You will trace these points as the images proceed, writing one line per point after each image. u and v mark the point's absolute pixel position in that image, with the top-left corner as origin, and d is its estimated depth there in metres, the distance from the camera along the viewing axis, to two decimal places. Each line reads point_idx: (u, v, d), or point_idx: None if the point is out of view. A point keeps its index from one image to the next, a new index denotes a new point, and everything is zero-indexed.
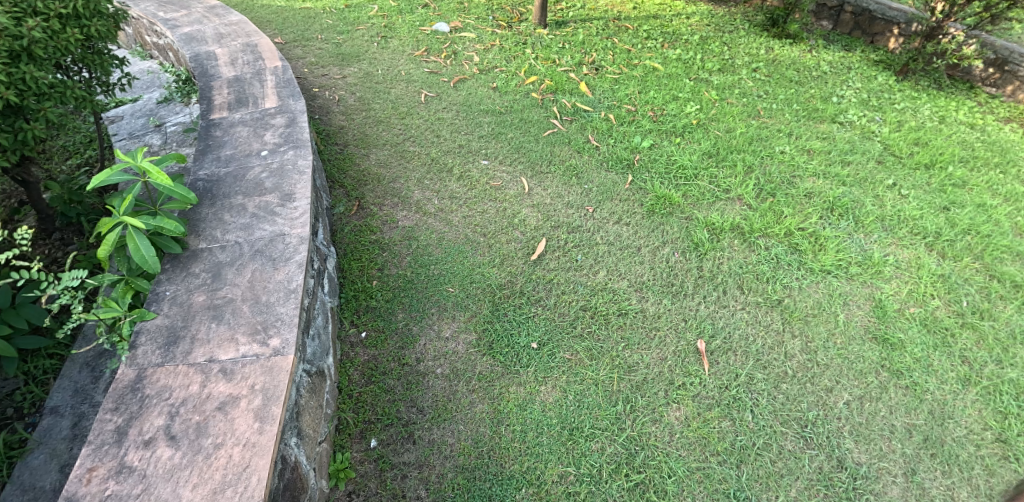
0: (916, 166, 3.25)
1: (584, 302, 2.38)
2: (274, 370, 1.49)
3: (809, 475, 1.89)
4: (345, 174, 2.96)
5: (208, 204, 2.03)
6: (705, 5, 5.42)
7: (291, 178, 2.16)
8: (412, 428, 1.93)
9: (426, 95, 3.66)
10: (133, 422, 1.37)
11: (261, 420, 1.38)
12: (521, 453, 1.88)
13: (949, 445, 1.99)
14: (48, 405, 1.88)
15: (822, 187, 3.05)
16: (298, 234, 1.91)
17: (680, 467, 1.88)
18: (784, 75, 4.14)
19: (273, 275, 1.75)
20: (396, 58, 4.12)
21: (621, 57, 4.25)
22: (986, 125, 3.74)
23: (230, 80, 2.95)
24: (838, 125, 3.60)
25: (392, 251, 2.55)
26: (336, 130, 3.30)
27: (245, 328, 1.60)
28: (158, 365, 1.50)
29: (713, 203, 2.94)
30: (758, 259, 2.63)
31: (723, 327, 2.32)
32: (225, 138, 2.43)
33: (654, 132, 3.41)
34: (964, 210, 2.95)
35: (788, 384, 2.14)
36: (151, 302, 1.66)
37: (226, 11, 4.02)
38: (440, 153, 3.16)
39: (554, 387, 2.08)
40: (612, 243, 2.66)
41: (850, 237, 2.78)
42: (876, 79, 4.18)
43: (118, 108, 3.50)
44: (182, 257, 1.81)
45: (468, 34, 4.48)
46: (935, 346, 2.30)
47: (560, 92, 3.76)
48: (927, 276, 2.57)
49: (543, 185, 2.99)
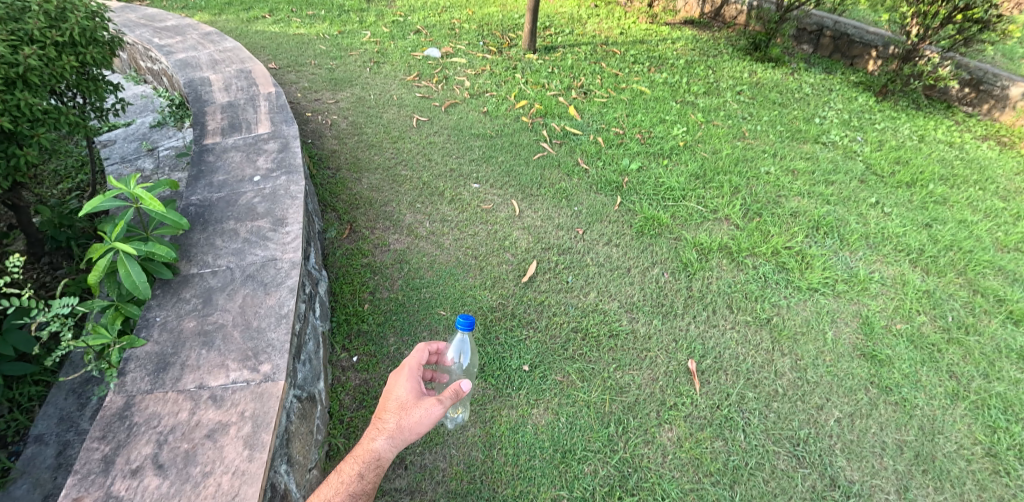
0: (898, 184, 3.33)
1: (575, 324, 2.40)
2: (265, 396, 1.48)
3: (803, 494, 1.89)
4: (338, 198, 2.99)
5: (200, 229, 2.04)
6: (689, 30, 5.58)
7: (283, 203, 2.18)
8: (404, 454, 1.92)
9: (418, 119, 3.72)
10: (120, 451, 1.35)
11: (250, 447, 1.37)
12: (514, 477, 1.87)
13: (939, 461, 2.00)
14: (32, 433, 1.85)
15: (807, 206, 3.12)
16: (290, 259, 1.92)
17: (674, 488, 1.87)
18: (768, 97, 4.25)
19: (264, 300, 1.76)
20: (389, 84, 4.19)
21: (609, 81, 4.35)
22: (964, 143, 3.84)
23: (224, 105, 2.98)
24: (821, 146, 3.69)
25: (384, 274, 2.56)
26: (328, 155, 3.34)
27: (236, 354, 1.59)
28: (147, 392, 1.49)
29: (701, 223, 2.98)
30: (746, 278, 2.67)
31: (714, 347, 2.34)
32: (218, 163, 2.46)
33: (642, 154, 3.48)
34: (945, 227, 3.01)
35: (779, 402, 2.15)
36: (141, 328, 1.65)
37: (220, 37, 4.08)
38: (432, 177, 3.19)
39: (546, 410, 2.08)
40: (602, 264, 2.70)
41: (836, 255, 2.83)
42: (856, 101, 4.30)
43: (111, 132, 3.53)
44: (173, 282, 1.82)
45: (459, 59, 4.57)
46: (922, 361, 2.33)
47: (550, 116, 3.83)
48: (913, 293, 2.62)
49: (533, 207, 3.04)
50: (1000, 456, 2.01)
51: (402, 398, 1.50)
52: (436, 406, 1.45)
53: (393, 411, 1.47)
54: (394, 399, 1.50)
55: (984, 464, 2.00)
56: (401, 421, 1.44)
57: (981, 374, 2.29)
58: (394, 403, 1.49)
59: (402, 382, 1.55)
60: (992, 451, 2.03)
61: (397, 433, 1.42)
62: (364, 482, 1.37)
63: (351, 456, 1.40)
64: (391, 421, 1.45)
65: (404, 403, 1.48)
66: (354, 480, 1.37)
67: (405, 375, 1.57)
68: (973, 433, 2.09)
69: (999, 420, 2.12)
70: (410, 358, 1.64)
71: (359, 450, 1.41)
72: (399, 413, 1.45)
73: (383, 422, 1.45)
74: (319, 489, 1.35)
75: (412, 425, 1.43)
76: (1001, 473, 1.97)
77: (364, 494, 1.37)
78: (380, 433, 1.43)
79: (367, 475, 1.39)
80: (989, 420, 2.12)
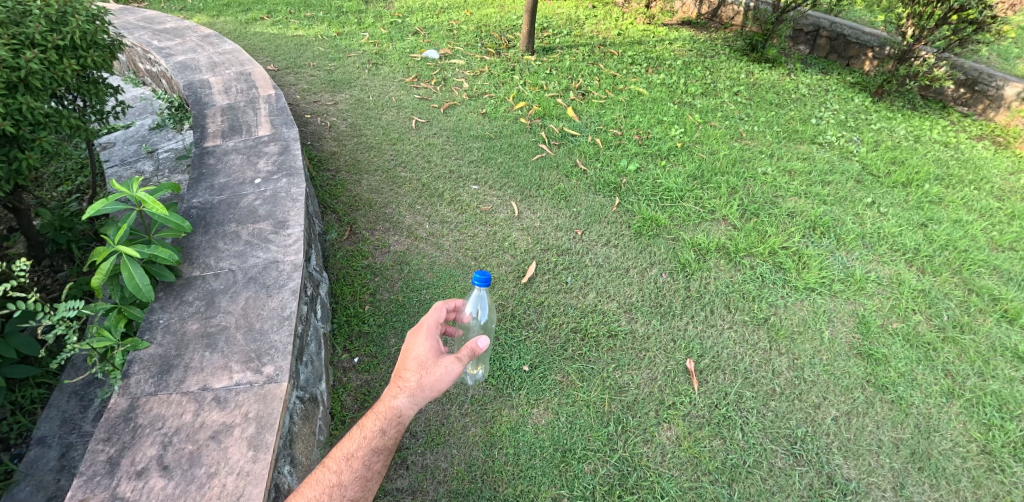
0: (893, 185, 3.36)
1: (574, 324, 2.42)
2: (268, 397, 1.50)
3: (800, 492, 1.91)
4: (338, 199, 3.00)
5: (202, 232, 2.06)
6: (687, 31, 5.61)
7: (284, 205, 2.20)
8: (405, 454, 1.94)
9: (417, 121, 3.74)
10: (125, 452, 1.37)
11: (255, 448, 1.38)
12: (515, 476, 1.89)
13: (935, 458, 2.02)
14: (35, 436, 1.86)
15: (804, 207, 3.14)
16: (292, 261, 1.94)
17: (672, 487, 1.89)
18: (764, 98, 4.28)
19: (266, 303, 1.77)
20: (387, 85, 4.20)
21: (607, 83, 4.37)
22: (960, 143, 3.87)
23: (224, 108, 2.99)
24: (817, 146, 3.71)
25: (384, 275, 2.57)
26: (328, 156, 3.35)
27: (239, 356, 1.61)
28: (151, 394, 1.50)
29: (699, 224, 3.01)
30: (743, 278, 2.69)
31: (712, 346, 2.36)
32: (219, 166, 2.47)
33: (640, 155, 3.50)
34: (941, 227, 3.04)
35: (777, 401, 2.18)
36: (144, 331, 1.67)
37: (220, 40, 4.09)
38: (431, 178, 3.21)
39: (546, 410, 2.10)
40: (601, 265, 2.71)
41: (833, 254, 2.86)
42: (852, 101, 4.33)
43: (111, 134, 3.53)
44: (175, 285, 1.83)
45: (457, 61, 4.59)
46: (918, 360, 2.35)
47: (549, 117, 3.85)
48: (908, 292, 2.64)
49: (533, 208, 3.05)
50: (995, 453, 2.04)
51: (422, 357, 1.49)
52: (456, 364, 1.47)
53: (414, 369, 1.46)
54: (413, 358, 1.49)
55: (979, 461, 2.02)
56: (423, 378, 1.44)
57: (976, 372, 2.32)
58: (414, 362, 1.48)
59: (419, 341, 1.54)
60: (987, 448, 2.06)
61: (419, 391, 1.42)
62: (386, 439, 1.37)
63: (372, 413, 1.39)
64: (412, 379, 1.44)
65: (424, 361, 1.47)
66: (376, 436, 1.36)
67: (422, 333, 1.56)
68: (968, 431, 2.11)
69: (994, 418, 2.14)
70: (426, 316, 1.62)
71: (380, 407, 1.39)
72: (420, 372, 1.45)
73: (404, 380, 1.44)
74: (341, 444, 1.35)
75: (433, 382, 1.44)
76: (995, 470, 2.00)
77: (386, 450, 1.37)
78: (402, 391, 1.42)
79: (389, 431, 1.38)
80: (984, 418, 2.15)
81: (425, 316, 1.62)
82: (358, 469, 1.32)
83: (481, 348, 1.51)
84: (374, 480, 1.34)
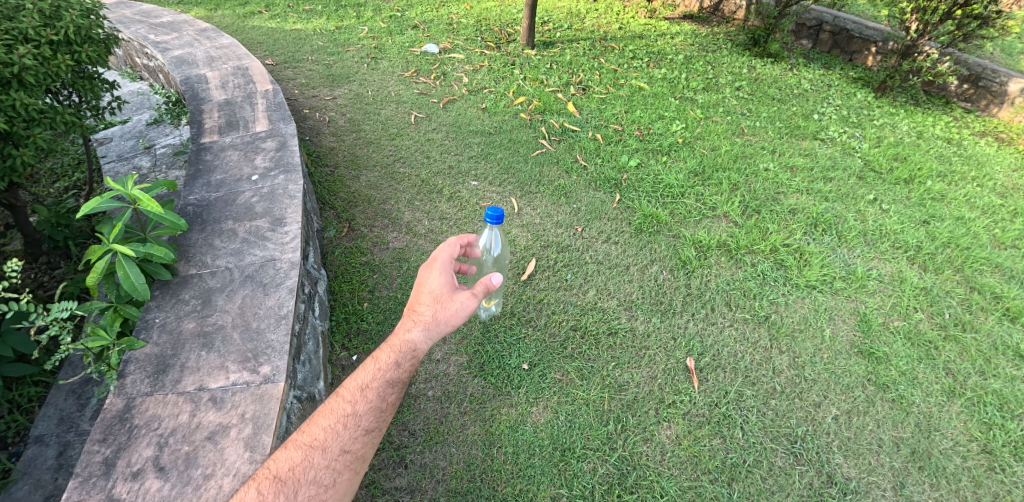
0: (896, 182, 3.33)
1: (574, 322, 2.40)
2: (265, 398, 1.48)
3: (800, 491, 1.90)
4: (336, 195, 2.98)
5: (198, 229, 2.04)
6: (688, 25, 5.56)
7: (282, 203, 2.18)
8: (404, 452, 1.93)
9: (416, 116, 3.71)
10: (121, 454, 1.36)
11: (251, 449, 1.37)
12: (514, 475, 1.88)
13: (936, 457, 2.01)
14: (32, 434, 1.85)
15: (806, 203, 3.12)
16: (289, 259, 1.92)
17: (672, 486, 1.88)
18: (766, 93, 4.24)
19: (263, 301, 1.76)
20: (386, 79, 4.16)
21: (608, 77, 4.34)
22: (963, 140, 3.84)
23: (221, 103, 2.97)
24: (819, 142, 3.68)
25: (382, 272, 2.55)
26: (326, 152, 3.33)
27: (236, 356, 1.59)
28: (147, 394, 1.49)
29: (700, 221, 2.99)
30: (744, 275, 2.67)
31: (712, 344, 2.35)
32: (215, 162, 2.45)
33: (641, 151, 3.48)
34: (943, 224, 3.02)
35: (777, 400, 2.17)
36: (140, 330, 1.65)
37: (217, 34, 4.05)
38: (430, 174, 3.19)
39: (546, 408, 2.09)
40: (601, 262, 2.70)
41: (834, 252, 2.84)
42: (855, 96, 4.30)
43: (107, 130, 3.51)
44: (172, 283, 1.81)
45: (457, 55, 4.55)
46: (919, 359, 2.34)
47: (549, 112, 3.82)
48: (910, 290, 2.63)
49: (532, 204, 3.03)
50: (995, 453, 2.04)
51: (436, 291, 1.51)
52: (471, 300, 1.51)
53: (429, 304, 1.48)
54: (428, 292, 1.51)
55: (980, 461, 2.01)
56: (438, 314, 1.47)
57: (977, 370, 2.31)
58: (428, 297, 1.50)
59: (433, 275, 1.55)
60: (988, 448, 2.05)
61: (434, 325, 1.45)
62: (401, 371, 1.38)
63: (387, 346, 1.39)
64: (426, 313, 1.47)
65: (439, 296, 1.50)
66: (391, 368, 1.36)
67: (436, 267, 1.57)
68: (969, 430, 2.10)
69: (994, 417, 2.13)
70: (438, 249, 1.62)
71: (395, 340, 1.40)
72: (435, 306, 1.48)
73: (420, 314, 1.46)
74: (354, 375, 1.33)
75: (448, 317, 1.48)
76: (996, 470, 1.99)
77: (401, 383, 1.37)
78: (417, 324, 1.44)
79: (404, 363, 1.38)
80: (985, 417, 2.14)
81: (438, 249, 1.62)
82: (373, 400, 1.31)
83: (494, 285, 1.56)
84: (388, 412, 1.34)
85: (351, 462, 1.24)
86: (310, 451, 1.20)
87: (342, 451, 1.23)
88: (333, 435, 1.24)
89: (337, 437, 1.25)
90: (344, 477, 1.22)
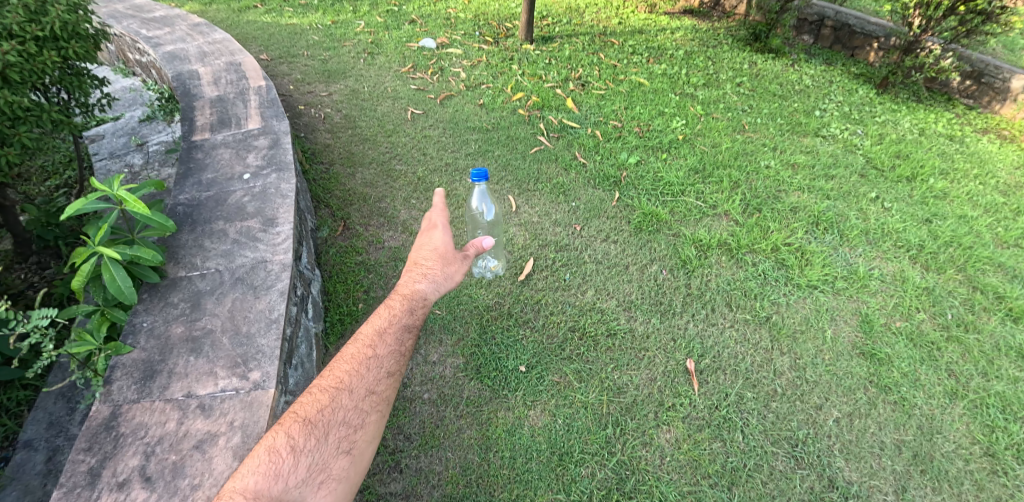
0: (898, 179, 3.29)
1: (573, 323, 2.37)
2: (254, 405, 1.45)
3: (801, 496, 1.87)
4: (331, 193, 2.93)
5: (188, 230, 2.00)
6: (688, 20, 5.50)
7: (274, 202, 2.13)
8: (399, 457, 1.90)
9: (413, 112, 3.65)
10: (107, 463, 1.33)
11: (240, 458, 1.34)
12: (510, 480, 1.85)
13: (937, 460, 1.99)
14: (20, 439, 1.82)
15: (807, 201, 3.08)
16: (281, 260, 1.88)
17: (671, 491, 1.86)
18: (768, 89, 4.20)
19: (254, 305, 1.72)
20: (383, 75, 4.11)
21: (607, 73, 4.28)
22: (965, 137, 3.80)
23: (213, 100, 2.91)
24: (821, 139, 3.64)
25: (377, 272, 2.51)
26: (321, 149, 3.28)
27: (225, 362, 1.56)
28: (134, 401, 1.47)
29: (700, 219, 2.95)
30: (745, 275, 2.63)
31: (713, 346, 2.31)
32: (207, 160, 2.40)
33: (641, 148, 3.43)
34: (945, 223, 2.98)
35: (778, 402, 2.14)
36: (127, 335, 1.63)
37: (210, 29, 3.99)
38: (427, 171, 3.14)
39: (544, 411, 2.06)
40: (600, 261, 2.66)
41: (835, 251, 2.80)
42: (857, 93, 4.25)
43: (99, 127, 3.46)
44: (160, 286, 1.78)
45: (455, 50, 4.49)
46: (921, 360, 2.31)
47: (547, 109, 3.77)
48: (912, 290, 2.59)
49: (530, 202, 2.99)
50: (999, 456, 2.01)
51: (436, 248, 1.56)
52: (468, 258, 1.58)
53: (431, 259, 1.52)
54: (428, 250, 1.55)
55: (982, 464, 1.99)
56: (441, 267, 1.51)
57: (979, 372, 2.27)
58: (430, 253, 1.54)
59: (432, 236, 1.60)
60: (990, 451, 2.02)
61: (440, 276, 1.48)
62: (416, 315, 1.36)
63: (395, 295, 1.39)
64: (429, 264, 1.50)
65: (441, 252, 1.55)
66: (404, 313, 1.35)
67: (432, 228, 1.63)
68: (971, 433, 2.07)
69: (997, 420, 2.10)
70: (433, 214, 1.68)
71: (403, 289, 1.40)
72: (438, 261, 1.52)
73: (424, 267, 1.48)
74: (369, 321, 1.30)
75: (450, 271, 1.52)
76: (998, 473, 1.96)
77: (415, 328, 1.35)
78: (423, 276, 1.45)
79: (417, 309, 1.37)
80: (987, 419, 2.11)
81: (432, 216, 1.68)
82: (392, 343, 1.28)
83: (484, 246, 1.61)
84: (409, 355, 1.30)
85: (378, 403, 1.21)
86: (335, 394, 1.17)
87: (368, 392, 1.20)
88: (356, 377, 1.21)
89: (360, 380, 1.21)
90: (374, 417, 1.19)
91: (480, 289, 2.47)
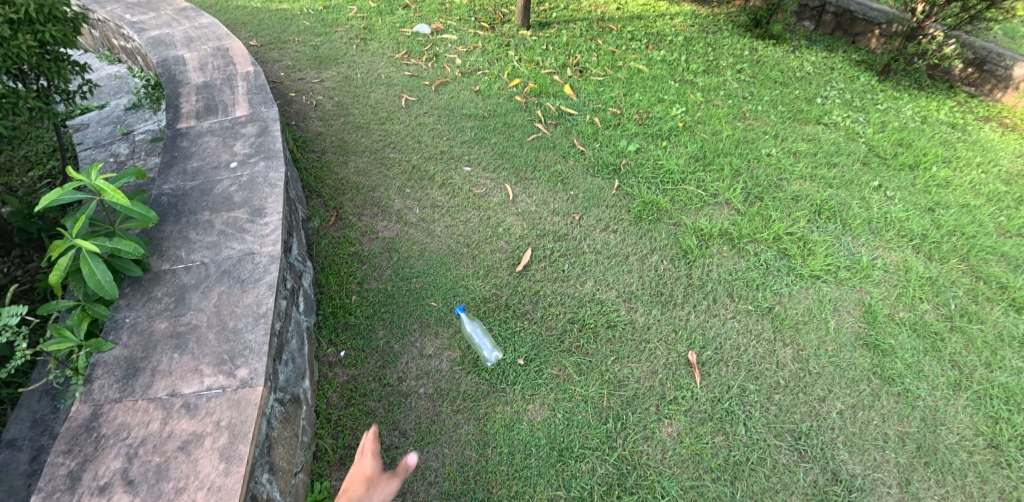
0: (901, 167, 3.24)
1: (572, 315, 2.31)
2: (242, 404, 1.41)
3: (804, 489, 1.84)
4: (323, 183, 2.85)
5: (172, 221, 1.93)
6: (688, 6, 5.39)
7: (262, 192, 2.05)
8: (395, 453, 1.85)
9: (407, 99, 3.56)
10: (87, 466, 1.30)
11: (227, 460, 1.31)
12: (509, 477, 1.81)
13: (941, 453, 1.95)
14: (3, 438, 1.75)
15: (809, 190, 3.02)
16: (269, 253, 1.81)
17: (673, 486, 1.82)
18: (769, 76, 4.12)
19: (240, 299, 1.66)
20: (376, 61, 4.00)
21: (606, 59, 4.19)
22: (966, 125, 3.74)
23: (199, 86, 2.82)
24: (823, 127, 3.57)
25: (372, 263, 2.45)
26: (313, 137, 3.19)
27: (211, 359, 1.51)
28: (116, 401, 1.42)
29: (701, 208, 2.89)
30: (747, 265, 2.58)
31: (714, 337, 2.27)
32: (192, 148, 2.32)
33: (640, 136, 3.36)
34: (948, 212, 2.93)
35: (781, 395, 2.09)
36: (109, 331, 1.58)
37: (197, 13, 3.86)
38: (422, 160, 3.06)
39: (543, 406, 2.01)
40: (600, 251, 2.60)
41: (838, 240, 2.75)
42: (858, 80, 4.18)
43: (84, 116, 3.35)
44: (143, 280, 1.72)
45: (449, 36, 4.38)
46: (925, 351, 2.27)
47: (544, 95, 3.68)
48: (916, 280, 2.54)
49: (528, 191, 2.92)
50: (1002, 447, 1.96)
51: (367, 472, 1.54)
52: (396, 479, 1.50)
53: (362, 481, 1.51)
54: (360, 476, 1.53)
55: (986, 455, 1.95)
56: (370, 488, 1.49)
57: (983, 363, 2.23)
58: (361, 477, 1.53)
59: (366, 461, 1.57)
60: (994, 442, 1.98)
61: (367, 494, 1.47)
62: None
63: None
64: (358, 486, 1.50)
65: (372, 476, 1.52)
66: None
67: (366, 441, 1.58)
68: (975, 424, 2.03)
69: (1001, 411, 2.06)
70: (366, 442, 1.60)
71: None
72: (368, 482, 1.50)
73: (352, 491, 1.48)
74: None
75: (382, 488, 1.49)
76: (1002, 465, 1.92)
77: None
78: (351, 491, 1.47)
79: None
80: (991, 411, 2.07)
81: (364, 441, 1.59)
82: None
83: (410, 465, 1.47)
84: None
85: None
86: None
87: None
88: None
89: None
90: None
91: (476, 281, 2.41)
